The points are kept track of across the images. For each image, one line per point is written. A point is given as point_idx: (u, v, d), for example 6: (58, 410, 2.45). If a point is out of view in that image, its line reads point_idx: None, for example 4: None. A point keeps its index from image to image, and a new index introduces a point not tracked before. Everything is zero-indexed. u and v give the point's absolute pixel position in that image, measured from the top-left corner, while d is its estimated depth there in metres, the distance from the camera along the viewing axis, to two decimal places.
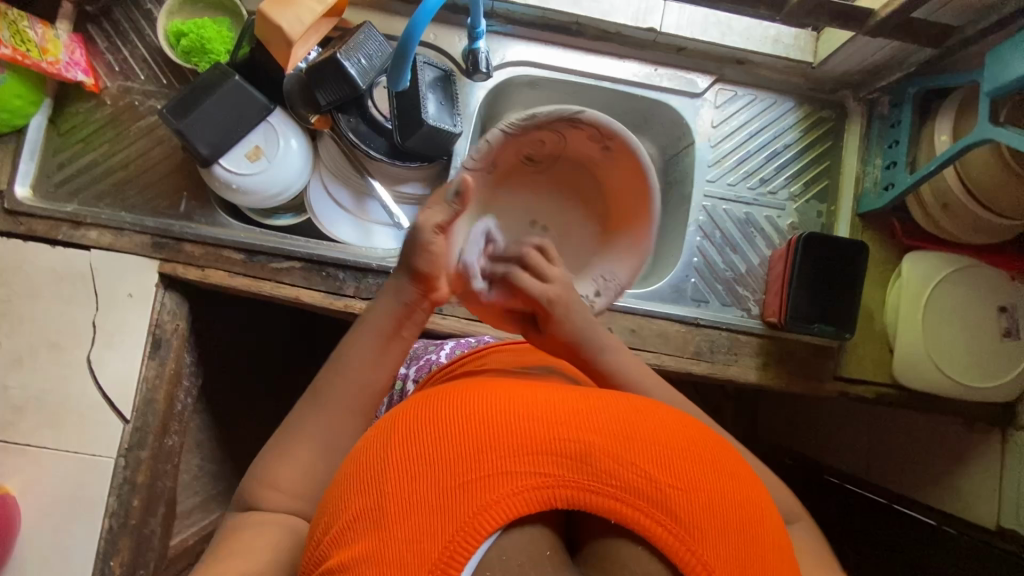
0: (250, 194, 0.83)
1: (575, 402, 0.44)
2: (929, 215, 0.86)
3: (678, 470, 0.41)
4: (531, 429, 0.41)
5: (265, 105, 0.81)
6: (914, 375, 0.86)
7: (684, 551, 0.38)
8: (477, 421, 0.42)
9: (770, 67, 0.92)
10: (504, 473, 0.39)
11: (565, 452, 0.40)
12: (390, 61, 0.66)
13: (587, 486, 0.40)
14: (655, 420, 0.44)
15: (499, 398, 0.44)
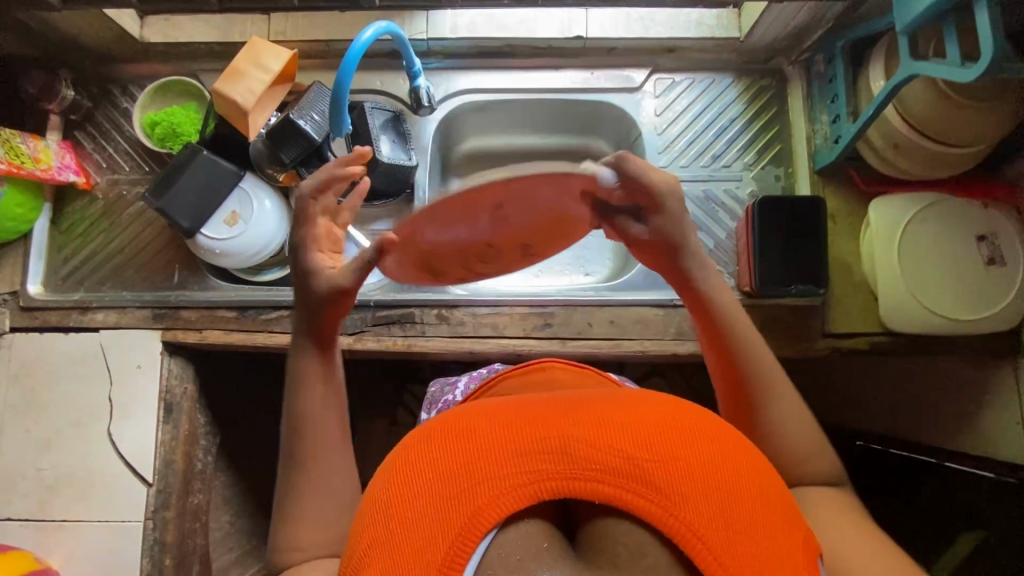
0: (233, 256, 0.89)
1: (553, 405, 0.46)
2: (884, 159, 0.86)
3: (655, 443, 0.42)
4: (514, 432, 0.43)
5: (236, 172, 0.88)
6: (903, 320, 0.85)
7: (671, 518, 0.40)
8: (466, 435, 0.44)
9: (700, 49, 0.95)
10: (494, 475, 0.41)
11: (547, 446, 0.42)
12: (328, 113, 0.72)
13: (572, 474, 0.41)
14: (635, 405, 0.46)
15: (483, 411, 0.46)
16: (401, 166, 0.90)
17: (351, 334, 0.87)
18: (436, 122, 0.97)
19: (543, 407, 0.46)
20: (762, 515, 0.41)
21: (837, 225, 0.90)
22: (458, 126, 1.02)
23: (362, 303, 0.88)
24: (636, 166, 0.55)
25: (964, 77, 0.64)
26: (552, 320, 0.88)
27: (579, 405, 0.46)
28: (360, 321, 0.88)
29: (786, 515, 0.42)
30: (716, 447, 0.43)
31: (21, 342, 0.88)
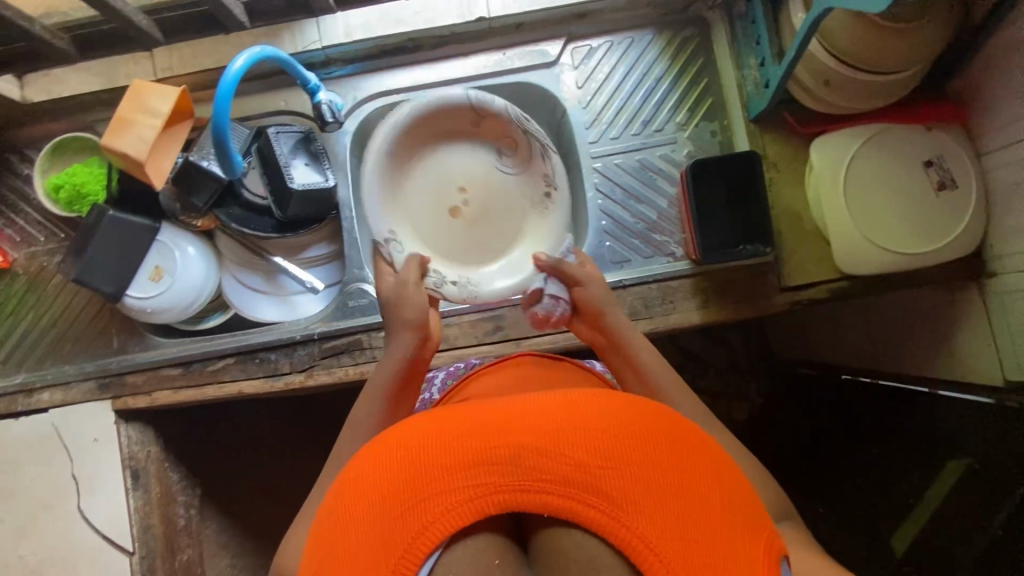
0: (167, 311, 0.86)
1: (510, 409, 0.46)
2: (817, 98, 0.81)
3: (611, 449, 0.43)
4: (465, 446, 0.43)
5: (151, 226, 0.85)
6: (859, 262, 0.82)
7: (620, 529, 0.40)
8: (416, 450, 0.44)
9: (614, 9, 0.88)
10: (441, 492, 0.42)
11: (496, 459, 0.42)
12: (217, 153, 0.69)
13: (520, 487, 0.42)
14: (591, 405, 0.46)
15: (439, 423, 0.46)
16: (316, 189, 0.85)
17: (301, 371, 0.85)
18: (350, 134, 0.91)
19: (499, 415, 0.46)
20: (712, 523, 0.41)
21: (782, 174, 0.86)
22: None
23: (305, 337, 0.85)
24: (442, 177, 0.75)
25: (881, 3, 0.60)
26: (503, 322, 0.86)
27: (536, 408, 0.46)
28: (306, 355, 0.85)
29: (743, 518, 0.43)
30: (669, 455, 0.43)
31: None
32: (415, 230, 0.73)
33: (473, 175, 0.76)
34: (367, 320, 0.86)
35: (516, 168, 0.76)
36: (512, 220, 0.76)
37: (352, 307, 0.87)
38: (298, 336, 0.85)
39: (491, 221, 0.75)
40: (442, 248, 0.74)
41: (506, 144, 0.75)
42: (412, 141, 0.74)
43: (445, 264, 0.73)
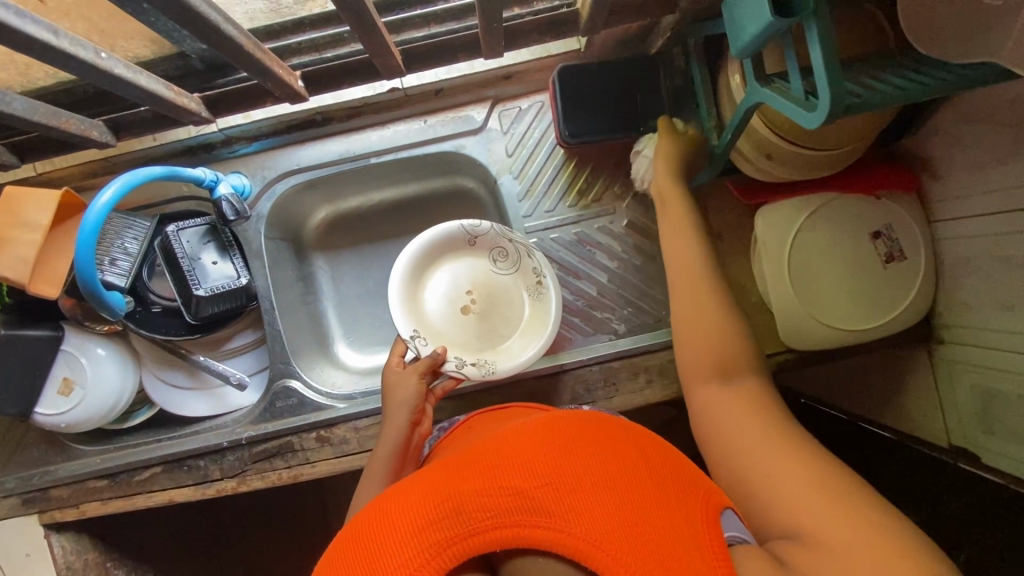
0: (84, 424, 0.81)
1: (441, 468, 0.46)
2: (760, 168, 0.75)
3: (540, 467, 0.43)
4: (407, 513, 0.42)
5: (52, 334, 0.79)
6: (803, 339, 0.79)
7: (572, 540, 0.39)
8: (359, 538, 0.42)
9: (541, 68, 0.80)
10: (392, 564, 0.39)
11: (438, 510, 0.41)
12: (90, 300, 0.66)
13: (468, 531, 0.40)
14: (535, 431, 0.46)
15: (377, 505, 0.45)
16: (227, 289, 0.80)
17: (232, 476, 0.82)
18: (265, 216, 0.83)
19: (432, 477, 0.45)
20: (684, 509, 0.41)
21: (724, 244, 0.82)
22: (295, 207, 0.90)
23: (232, 443, 0.82)
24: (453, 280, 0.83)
25: (806, 120, 0.53)
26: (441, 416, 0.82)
27: (465, 460, 0.46)
28: (236, 461, 0.82)
29: (676, 481, 0.44)
30: (623, 458, 0.44)
31: None
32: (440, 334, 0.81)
33: (477, 279, 0.83)
34: (298, 421, 0.82)
35: (509, 267, 0.83)
36: (513, 311, 0.83)
37: (280, 408, 0.84)
38: (225, 443, 0.82)
39: (494, 313, 0.83)
40: (458, 340, 0.81)
41: (500, 254, 0.83)
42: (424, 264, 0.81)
43: (461, 350, 0.80)
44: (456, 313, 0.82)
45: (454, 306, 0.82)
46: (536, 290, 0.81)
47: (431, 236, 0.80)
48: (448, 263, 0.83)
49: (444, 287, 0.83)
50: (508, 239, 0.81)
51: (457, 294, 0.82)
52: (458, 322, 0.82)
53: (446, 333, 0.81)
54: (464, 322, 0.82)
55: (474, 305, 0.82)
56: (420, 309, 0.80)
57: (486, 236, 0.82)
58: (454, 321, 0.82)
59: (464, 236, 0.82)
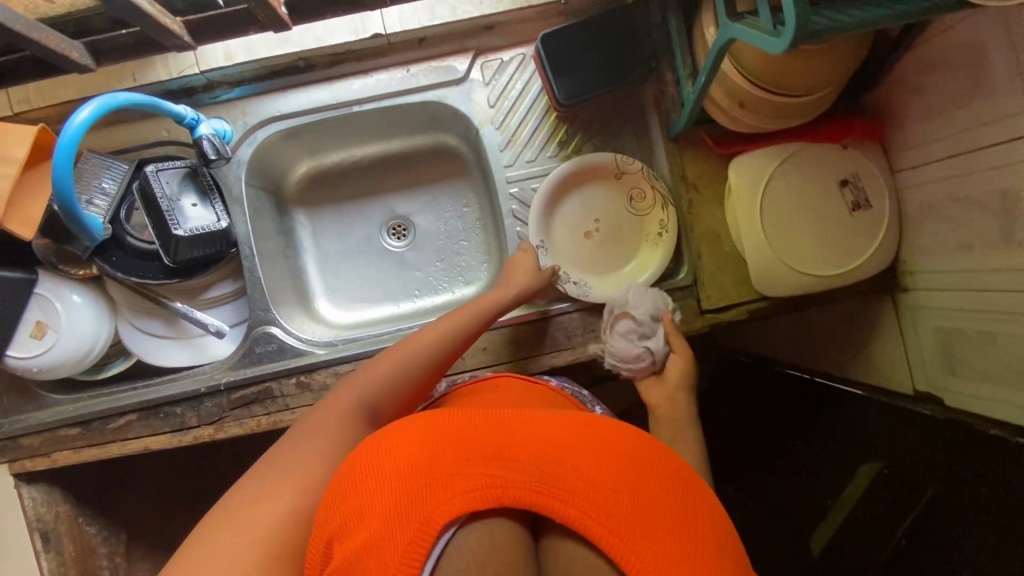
0: (56, 368, 0.80)
1: (527, 418, 0.47)
2: (734, 118, 0.77)
3: (621, 474, 0.44)
4: (489, 442, 0.44)
5: (26, 278, 0.78)
6: (776, 285, 0.81)
7: (627, 552, 0.40)
8: (437, 430, 0.44)
9: (522, 19, 0.82)
10: (459, 473, 0.41)
11: (517, 456, 0.43)
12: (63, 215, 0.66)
13: (534, 488, 0.42)
14: (589, 433, 0.48)
15: (459, 414, 0.47)
16: (208, 231, 0.79)
17: (210, 424, 0.81)
18: (246, 162, 0.84)
19: (517, 420, 0.47)
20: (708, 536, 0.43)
21: (701, 194, 0.83)
22: (278, 158, 0.90)
23: (211, 389, 0.81)
24: (586, 199, 0.85)
25: (773, 46, 0.55)
26: None
27: (553, 424, 0.47)
28: (215, 407, 0.81)
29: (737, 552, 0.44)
30: (659, 477, 0.45)
31: None
32: (557, 250, 0.84)
33: (609, 209, 0.84)
34: (278, 367, 0.82)
35: (639, 211, 0.84)
36: (629, 252, 0.84)
37: (259, 353, 0.83)
38: (204, 389, 0.81)
39: (612, 246, 0.84)
40: (572, 258, 0.84)
41: (637, 193, 0.83)
42: (564, 182, 0.83)
43: (569, 266, 0.83)
44: (581, 235, 0.85)
45: (579, 227, 0.85)
46: (655, 239, 0.83)
47: (584, 158, 0.82)
48: (590, 185, 0.84)
49: (572, 207, 0.85)
50: (650, 179, 0.82)
51: (581, 217, 0.85)
52: (579, 247, 0.84)
53: (562, 250, 0.84)
54: (581, 245, 0.84)
55: (596, 231, 0.85)
56: (546, 220, 0.83)
57: (633, 169, 0.82)
58: (569, 244, 0.84)
59: (607, 160, 0.83)
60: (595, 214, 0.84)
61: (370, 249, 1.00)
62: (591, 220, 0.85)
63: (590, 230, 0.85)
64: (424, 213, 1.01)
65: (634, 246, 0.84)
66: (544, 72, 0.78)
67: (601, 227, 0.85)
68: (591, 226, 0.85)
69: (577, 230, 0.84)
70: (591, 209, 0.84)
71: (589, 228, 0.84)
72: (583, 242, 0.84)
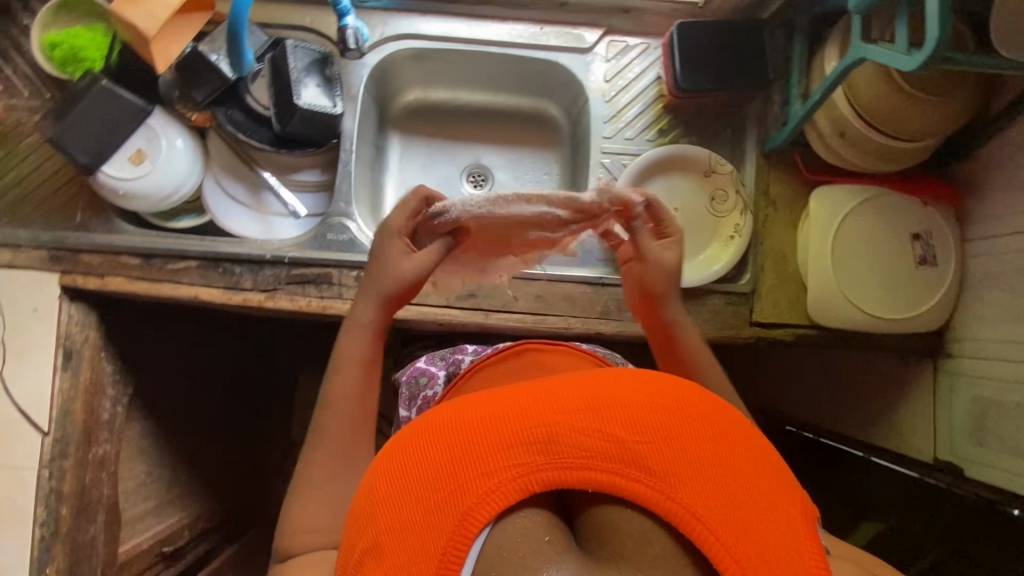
0: (140, 198, 0.83)
1: (532, 390, 0.46)
2: (829, 147, 0.82)
3: (646, 422, 0.42)
4: (500, 427, 0.43)
5: (142, 108, 0.81)
6: (830, 314, 0.84)
7: (669, 501, 0.39)
8: (446, 431, 0.43)
9: (658, 12, 0.88)
10: (478, 475, 0.41)
11: (533, 435, 0.42)
12: (227, 36, 0.71)
13: (559, 462, 0.41)
14: (601, 385, 0.46)
15: (464, 406, 0.46)
16: (322, 113, 0.82)
17: (263, 291, 0.83)
18: (371, 67, 0.89)
19: (524, 395, 0.45)
20: (741, 472, 0.41)
21: (777, 212, 0.87)
22: (396, 76, 0.95)
23: (274, 259, 0.83)
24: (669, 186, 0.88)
25: (905, 64, 0.61)
26: (478, 291, 0.85)
27: (559, 388, 0.46)
28: (272, 277, 0.83)
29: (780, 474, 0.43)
30: (683, 417, 0.43)
31: None
32: None
33: (690, 201, 0.88)
34: (342, 257, 0.84)
35: (717, 210, 0.88)
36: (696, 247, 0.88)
37: (329, 240, 0.86)
38: (268, 257, 0.83)
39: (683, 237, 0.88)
40: None
41: (720, 193, 0.87)
42: (657, 165, 0.87)
43: None
44: None
45: None
46: (726, 240, 0.86)
47: (681, 146, 0.87)
48: (675, 174, 0.88)
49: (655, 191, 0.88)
50: (737, 184, 0.86)
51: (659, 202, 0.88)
52: None
53: None
54: None
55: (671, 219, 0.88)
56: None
57: (724, 170, 0.86)
58: None
59: (701, 156, 0.87)
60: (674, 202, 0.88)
61: (446, 189, 1.03)
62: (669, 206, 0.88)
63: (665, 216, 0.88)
64: (506, 170, 1.04)
65: (703, 242, 0.88)
66: (668, 58, 0.84)
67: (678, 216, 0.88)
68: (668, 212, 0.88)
69: None
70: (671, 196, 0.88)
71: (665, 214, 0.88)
72: None
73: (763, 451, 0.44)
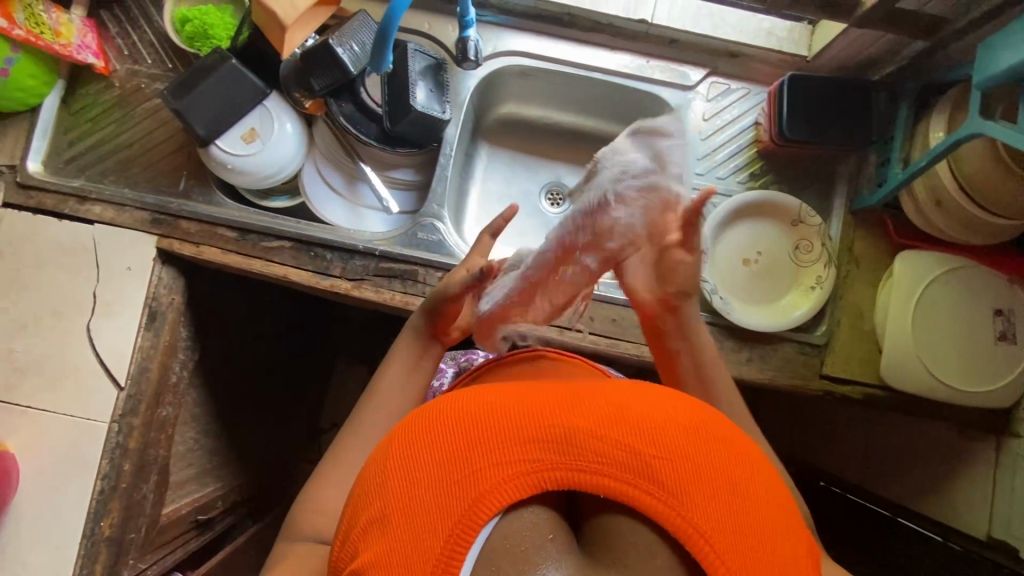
0: (245, 175, 0.85)
1: (551, 388, 0.46)
2: (923, 213, 0.83)
3: (664, 440, 0.42)
4: (517, 419, 0.43)
5: (262, 89, 0.83)
6: (902, 377, 0.84)
7: (677, 517, 0.40)
8: (464, 415, 0.44)
9: (764, 61, 0.91)
10: (491, 463, 0.41)
11: (551, 435, 0.42)
12: (373, 44, 0.68)
13: (574, 466, 0.42)
14: (619, 393, 0.46)
15: (482, 392, 0.46)
16: (432, 118, 0.85)
17: (350, 280, 0.85)
18: (478, 78, 0.92)
19: (544, 393, 0.45)
20: (754, 504, 0.41)
21: (859, 269, 0.88)
22: (498, 88, 0.98)
23: (366, 250, 0.86)
24: (757, 231, 0.90)
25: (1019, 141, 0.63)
26: None
27: (579, 390, 0.46)
28: (361, 267, 0.86)
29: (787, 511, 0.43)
30: (699, 437, 0.43)
31: (10, 219, 0.85)
32: (716, 263, 0.88)
33: (774, 247, 0.89)
34: (429, 256, 0.86)
35: (800, 260, 0.89)
36: (776, 293, 0.89)
37: (419, 239, 0.88)
38: (360, 247, 0.86)
39: (765, 282, 0.89)
40: (723, 275, 0.88)
41: (805, 244, 0.88)
42: (745, 208, 0.89)
43: (720, 281, 0.88)
44: (740, 260, 0.89)
45: (742, 251, 0.89)
46: (806, 291, 0.87)
47: (772, 193, 0.88)
48: (765, 221, 0.89)
49: (741, 233, 0.89)
50: (823, 237, 0.87)
51: (745, 244, 0.89)
52: (732, 270, 0.89)
53: (719, 266, 0.88)
54: (739, 269, 0.89)
55: (756, 262, 0.89)
56: (718, 234, 0.88)
57: (815, 222, 0.87)
58: (724, 263, 0.89)
59: (795, 205, 0.88)
60: (758, 247, 0.89)
61: (525, 203, 1.05)
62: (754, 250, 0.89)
63: (751, 259, 0.89)
64: None
65: (783, 290, 0.89)
66: (772, 107, 0.86)
67: (761, 261, 0.90)
68: (752, 256, 0.89)
69: (738, 254, 0.89)
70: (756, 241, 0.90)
71: (751, 257, 0.89)
72: (743, 267, 0.89)
73: (777, 483, 0.45)
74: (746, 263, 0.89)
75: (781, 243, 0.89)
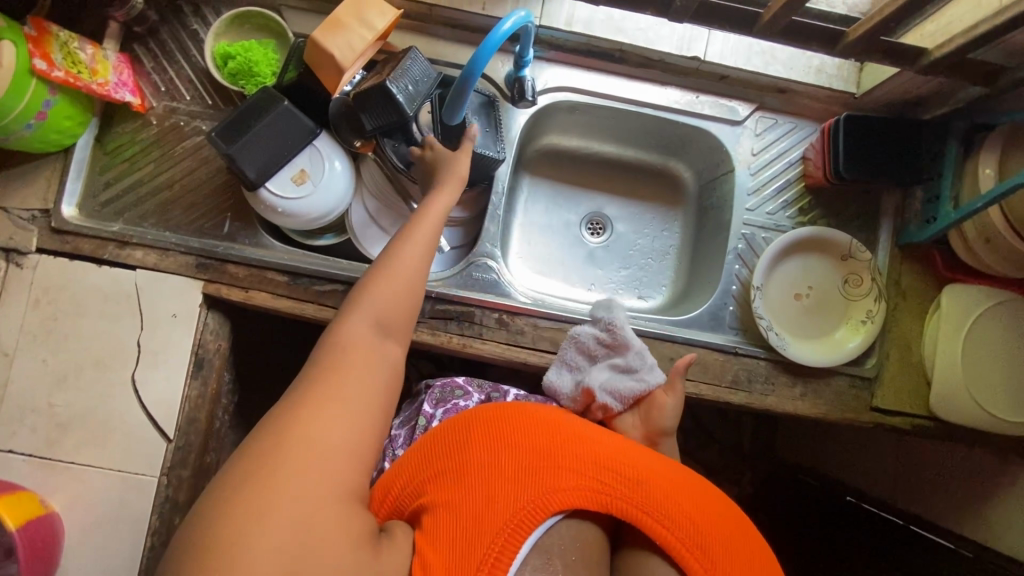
0: (295, 217, 0.83)
1: (620, 446, 0.63)
2: (973, 250, 0.84)
3: (689, 504, 0.60)
4: (594, 457, 0.60)
5: (312, 129, 0.81)
6: (951, 409, 0.85)
7: (686, 556, 0.56)
8: (556, 439, 0.61)
9: (811, 97, 0.92)
10: (568, 478, 0.58)
11: (614, 473, 0.59)
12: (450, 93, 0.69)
13: (625, 496, 0.58)
14: (663, 464, 0.64)
15: (571, 429, 0.63)
16: (489, 158, 0.84)
17: None
18: (528, 114, 0.92)
19: (614, 446, 0.63)
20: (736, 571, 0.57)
21: (906, 303, 0.89)
22: (544, 121, 0.97)
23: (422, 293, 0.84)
24: (808, 266, 0.91)
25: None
26: None
27: (639, 454, 0.64)
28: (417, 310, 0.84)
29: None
30: (710, 516, 0.60)
31: (46, 266, 0.82)
32: (771, 300, 0.89)
33: (824, 281, 0.91)
34: (486, 297, 0.86)
35: (850, 293, 0.90)
36: (828, 327, 0.90)
37: (476, 278, 0.87)
38: None
39: (816, 318, 0.91)
40: (776, 311, 0.89)
41: (854, 278, 0.90)
42: (796, 244, 0.90)
43: (773, 317, 0.88)
44: (792, 295, 0.90)
45: (794, 286, 0.91)
46: (858, 325, 0.88)
47: (823, 229, 0.89)
48: (814, 255, 0.91)
49: (790, 266, 0.91)
50: (874, 271, 0.88)
51: (795, 279, 0.91)
52: (784, 307, 0.90)
53: (773, 304, 0.89)
54: (791, 304, 0.90)
55: (807, 298, 0.91)
56: (771, 269, 0.89)
57: (867, 257, 0.88)
58: (778, 299, 0.90)
59: (846, 238, 0.89)
60: (808, 281, 0.91)
61: (566, 234, 1.04)
62: (803, 285, 0.91)
63: (801, 293, 0.91)
64: (626, 222, 1.05)
65: (834, 324, 0.90)
66: (823, 145, 0.88)
67: (811, 296, 0.91)
68: (804, 291, 0.91)
69: (790, 290, 0.91)
70: (806, 275, 0.91)
71: (802, 293, 0.91)
72: (795, 302, 0.90)
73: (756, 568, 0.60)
74: (800, 299, 0.91)
75: (831, 275, 0.91)
